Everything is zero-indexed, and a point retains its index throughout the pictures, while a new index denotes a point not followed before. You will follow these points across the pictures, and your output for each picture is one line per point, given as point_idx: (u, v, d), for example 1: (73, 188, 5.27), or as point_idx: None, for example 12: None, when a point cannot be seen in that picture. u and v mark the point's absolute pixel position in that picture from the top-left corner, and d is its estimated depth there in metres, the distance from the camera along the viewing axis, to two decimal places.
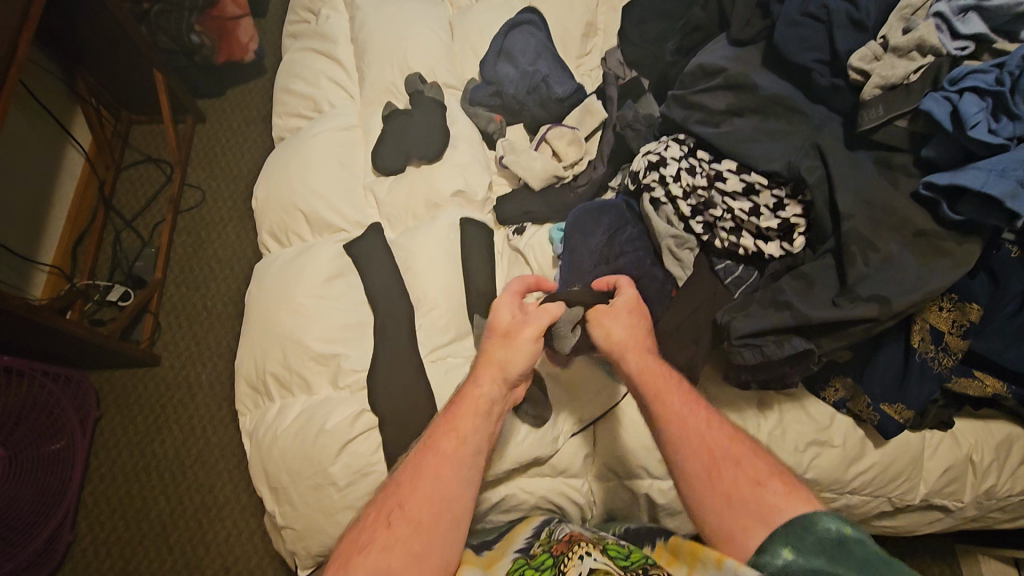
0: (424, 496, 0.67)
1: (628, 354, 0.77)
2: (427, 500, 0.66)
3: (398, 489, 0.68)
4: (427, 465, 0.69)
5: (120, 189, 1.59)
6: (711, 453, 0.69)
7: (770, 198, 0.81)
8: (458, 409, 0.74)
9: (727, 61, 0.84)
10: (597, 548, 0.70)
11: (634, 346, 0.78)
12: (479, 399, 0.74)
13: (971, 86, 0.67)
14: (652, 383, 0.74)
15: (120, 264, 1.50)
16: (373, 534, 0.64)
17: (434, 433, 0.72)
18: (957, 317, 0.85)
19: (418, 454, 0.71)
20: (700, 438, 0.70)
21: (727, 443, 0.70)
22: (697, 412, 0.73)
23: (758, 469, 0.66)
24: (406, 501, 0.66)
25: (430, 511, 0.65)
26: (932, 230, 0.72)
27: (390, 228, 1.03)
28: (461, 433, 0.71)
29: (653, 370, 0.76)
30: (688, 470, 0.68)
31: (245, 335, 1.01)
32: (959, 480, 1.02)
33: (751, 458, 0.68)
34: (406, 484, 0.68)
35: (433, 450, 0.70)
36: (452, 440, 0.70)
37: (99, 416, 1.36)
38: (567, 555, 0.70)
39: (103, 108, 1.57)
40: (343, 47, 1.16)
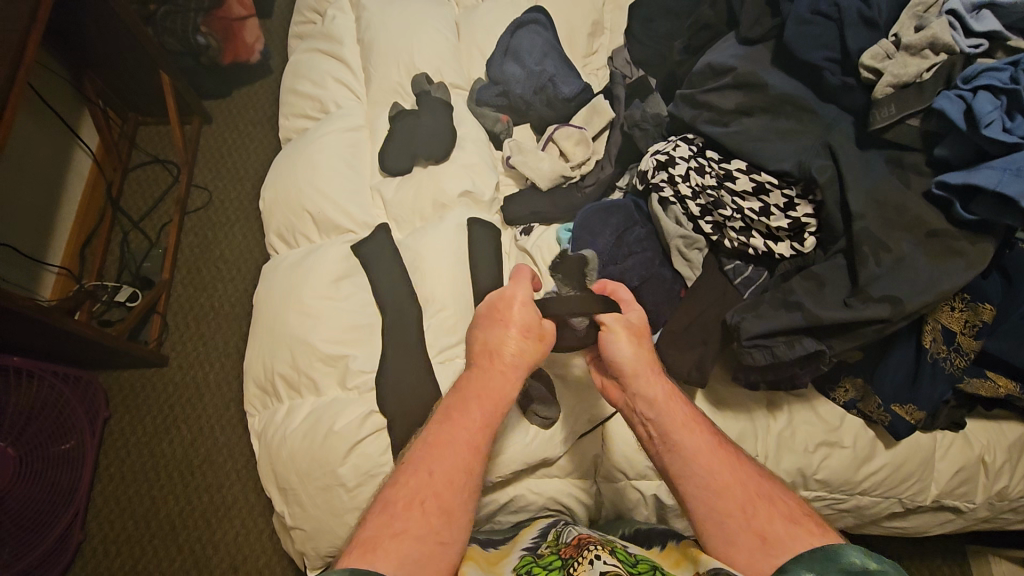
0: (453, 487, 0.68)
1: (644, 379, 0.76)
2: (456, 490, 0.68)
3: (429, 476, 0.68)
4: (455, 454, 0.69)
5: (128, 190, 1.59)
6: (742, 490, 0.69)
7: (780, 197, 0.80)
8: (484, 398, 0.73)
9: (736, 59, 0.83)
10: (607, 551, 0.70)
11: (649, 371, 0.76)
12: (505, 395, 0.74)
13: (985, 84, 0.66)
14: (673, 412, 0.74)
15: (128, 265, 1.51)
16: (407, 520, 0.64)
17: (461, 417, 0.72)
18: (969, 317, 0.85)
19: (447, 438, 0.71)
20: (726, 471, 0.71)
21: (750, 474, 0.71)
22: (714, 440, 0.74)
23: (786, 504, 0.68)
24: (439, 490, 0.67)
25: (459, 500, 0.67)
26: (945, 230, 0.71)
27: (397, 228, 1.02)
28: (488, 421, 0.73)
29: (670, 397, 0.75)
30: (718, 506, 0.68)
31: (253, 336, 1.01)
32: (970, 482, 1.01)
33: (774, 491, 0.70)
34: (438, 471, 0.68)
35: (464, 437, 0.71)
36: (481, 432, 0.71)
37: (108, 417, 1.37)
38: (576, 559, 0.70)
39: (110, 109, 1.57)
40: (349, 48, 1.15)
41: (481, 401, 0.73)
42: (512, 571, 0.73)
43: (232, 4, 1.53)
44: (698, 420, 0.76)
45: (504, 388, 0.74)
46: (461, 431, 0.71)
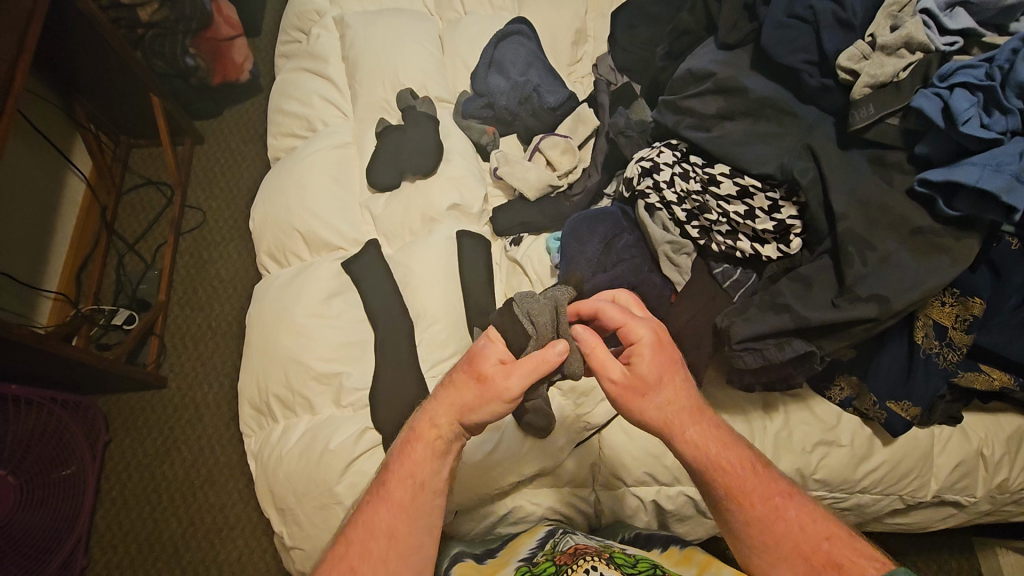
0: (378, 561, 0.63)
1: (686, 432, 0.68)
2: (379, 561, 0.63)
3: (347, 549, 0.64)
4: (379, 521, 0.65)
5: (122, 213, 1.60)
6: (801, 554, 0.64)
7: (764, 200, 0.80)
8: (410, 450, 0.68)
9: (716, 65, 0.83)
10: (604, 561, 0.70)
11: (683, 424, 0.69)
12: (433, 443, 0.68)
13: (961, 82, 0.67)
14: (728, 470, 0.68)
15: (124, 288, 1.51)
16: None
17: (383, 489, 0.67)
18: (959, 313, 0.85)
19: (374, 504, 0.66)
20: (786, 530, 0.65)
21: (818, 531, 0.65)
22: (774, 490, 0.68)
23: (857, 570, 0.61)
24: (358, 564, 0.62)
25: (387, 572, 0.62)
26: (928, 227, 0.71)
27: (387, 244, 1.03)
28: (417, 480, 0.67)
29: (723, 452, 0.69)
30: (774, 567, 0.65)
31: (247, 357, 1.01)
32: (970, 475, 1.01)
33: (846, 553, 0.63)
34: (357, 546, 0.64)
35: (386, 501, 0.66)
36: (403, 487, 0.66)
37: (108, 441, 1.37)
38: (571, 566, 0.70)
39: (102, 133, 1.58)
40: (334, 65, 1.16)
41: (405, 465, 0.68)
42: None
43: (219, 24, 1.54)
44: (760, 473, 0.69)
45: (430, 434, 0.69)
46: (378, 497, 0.66)
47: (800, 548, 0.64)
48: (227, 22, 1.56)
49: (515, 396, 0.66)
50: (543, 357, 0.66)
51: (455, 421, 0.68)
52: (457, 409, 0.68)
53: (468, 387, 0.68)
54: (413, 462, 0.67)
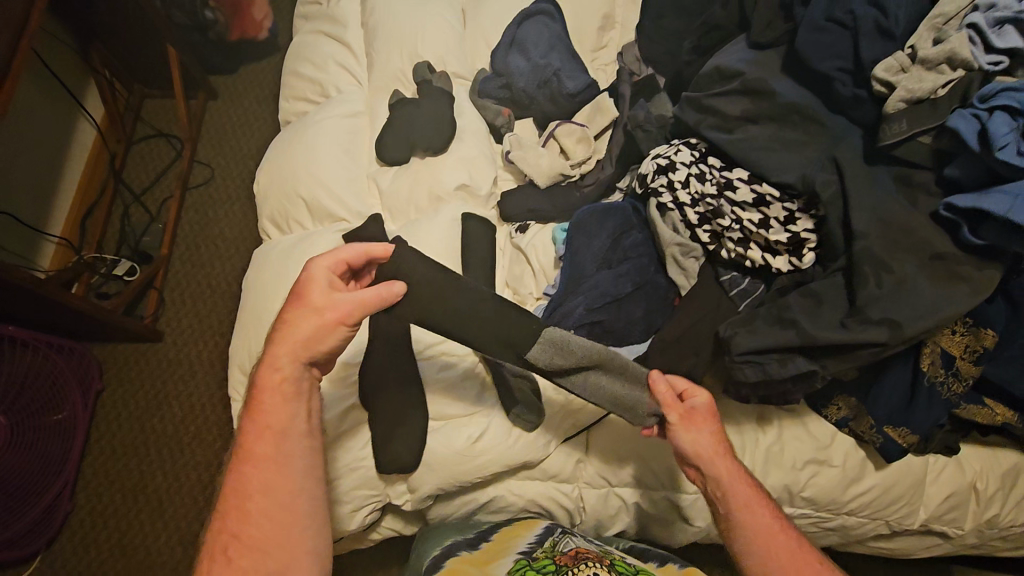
0: (259, 514, 0.63)
1: (720, 458, 0.73)
2: (263, 514, 0.63)
3: (224, 517, 0.64)
4: (253, 479, 0.65)
5: (131, 163, 1.59)
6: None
7: (780, 210, 0.77)
8: (257, 403, 0.68)
9: (746, 64, 0.79)
10: (605, 568, 0.74)
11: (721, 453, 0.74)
12: (275, 386, 0.68)
13: (1001, 104, 0.62)
14: (747, 491, 0.72)
15: (127, 239, 1.50)
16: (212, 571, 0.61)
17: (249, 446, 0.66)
18: (970, 343, 0.83)
19: (240, 465, 0.66)
20: (787, 555, 0.68)
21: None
22: (774, 520, 0.71)
23: None
24: (242, 527, 0.63)
25: (271, 523, 0.63)
26: (950, 254, 0.69)
27: (391, 219, 1.01)
28: (269, 424, 0.67)
29: (739, 477, 0.73)
30: None
31: (239, 323, 0.99)
32: (960, 508, 0.99)
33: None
34: (234, 503, 0.64)
35: (248, 460, 0.66)
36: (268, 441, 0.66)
37: (102, 389, 1.37)
38: (573, 569, 0.74)
39: (116, 80, 1.56)
40: (353, 31, 1.12)
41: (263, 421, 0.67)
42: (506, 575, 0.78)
43: None
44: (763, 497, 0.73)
45: (272, 375, 0.68)
46: (246, 460, 0.65)
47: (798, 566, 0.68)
48: None
49: (318, 297, 0.69)
50: (307, 266, 0.70)
51: (285, 355, 0.68)
52: (272, 346, 0.69)
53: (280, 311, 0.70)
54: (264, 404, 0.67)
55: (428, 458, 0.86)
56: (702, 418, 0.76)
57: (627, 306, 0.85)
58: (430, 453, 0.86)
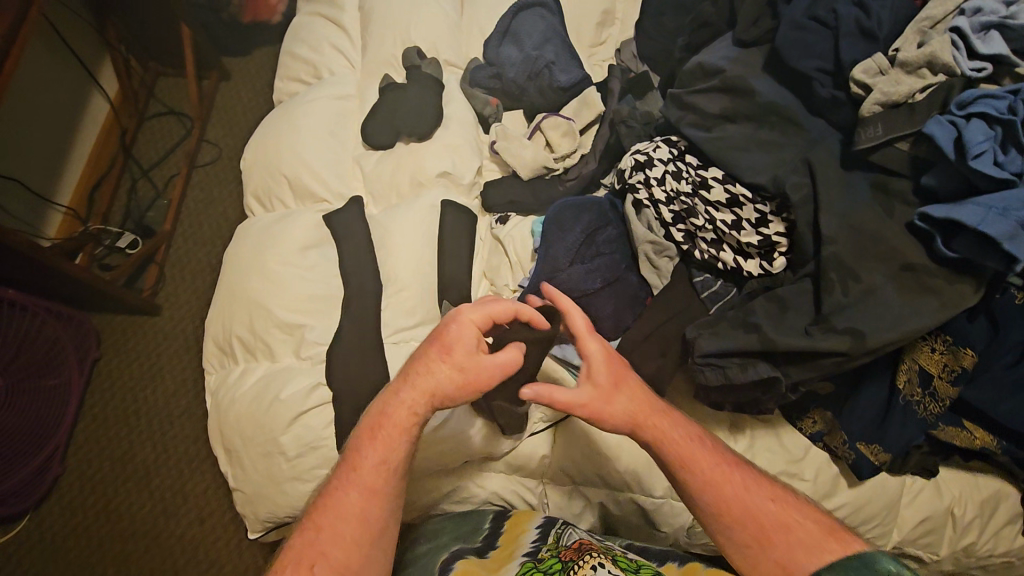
0: (348, 541, 0.65)
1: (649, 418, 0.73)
2: (348, 539, 0.65)
3: (315, 533, 0.66)
4: (348, 503, 0.67)
5: (141, 138, 1.62)
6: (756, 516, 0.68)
7: (752, 212, 0.75)
8: (377, 435, 0.70)
9: (727, 62, 0.77)
10: (610, 560, 0.68)
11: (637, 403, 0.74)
12: (398, 425, 0.70)
13: (980, 111, 0.60)
14: (672, 434, 0.73)
15: (132, 213, 1.54)
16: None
17: (353, 463, 0.69)
18: (948, 361, 0.80)
19: (341, 487, 0.68)
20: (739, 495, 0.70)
21: (789, 513, 0.69)
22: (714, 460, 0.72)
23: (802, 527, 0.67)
24: (328, 548, 0.65)
25: (351, 544, 0.65)
26: (922, 265, 0.66)
27: (373, 203, 1.01)
28: (385, 460, 0.69)
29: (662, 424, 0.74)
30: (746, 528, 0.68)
31: (217, 298, 1.00)
32: (937, 532, 0.96)
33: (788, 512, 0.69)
34: (319, 517, 0.67)
35: (355, 484, 0.68)
36: (375, 472, 0.68)
37: (98, 358, 1.40)
38: (577, 563, 0.68)
39: (130, 56, 1.58)
40: (350, 15, 1.12)
41: (376, 445, 0.69)
42: None
43: None
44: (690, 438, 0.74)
45: (402, 415, 0.70)
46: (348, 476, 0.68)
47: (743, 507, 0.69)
48: None
49: (460, 354, 0.70)
50: (459, 316, 0.71)
51: (415, 401, 0.70)
52: (405, 383, 0.71)
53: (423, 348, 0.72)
54: (382, 436, 0.69)
55: None
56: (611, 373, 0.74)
57: (596, 302, 0.84)
58: None
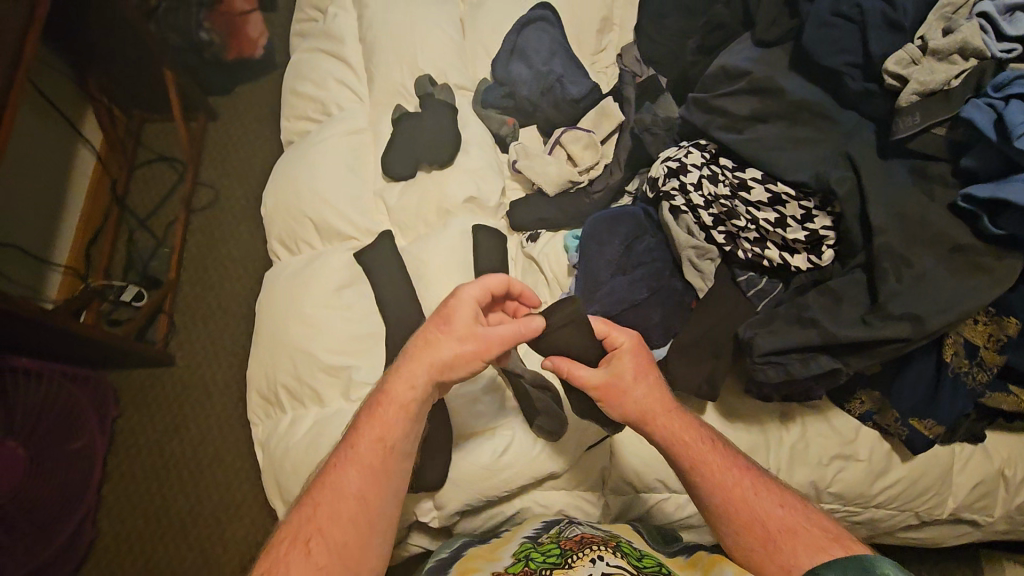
0: (342, 519, 0.66)
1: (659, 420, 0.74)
2: (350, 522, 0.66)
3: (313, 510, 0.66)
4: (347, 482, 0.67)
5: (133, 188, 1.58)
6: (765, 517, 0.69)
7: (796, 209, 0.77)
8: (376, 412, 0.71)
9: (751, 63, 0.78)
10: (611, 551, 0.69)
11: (656, 400, 0.75)
12: (399, 403, 0.71)
13: (1018, 92, 0.62)
14: (686, 434, 0.74)
15: (134, 264, 1.50)
16: (289, 554, 0.63)
17: (354, 442, 0.70)
18: (992, 330, 0.83)
19: (340, 466, 0.69)
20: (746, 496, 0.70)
21: (796, 518, 0.68)
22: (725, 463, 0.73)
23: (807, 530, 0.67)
24: (324, 525, 0.65)
25: (351, 530, 0.65)
26: (970, 245, 0.68)
27: (401, 236, 1.00)
28: (385, 441, 0.69)
29: (678, 425, 0.74)
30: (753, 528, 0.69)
31: (255, 346, 0.99)
32: (990, 495, 0.98)
33: (794, 517, 0.69)
34: (314, 499, 0.67)
35: (354, 464, 0.68)
36: (375, 454, 0.69)
37: (117, 416, 1.37)
38: (577, 554, 0.69)
39: (115, 106, 1.55)
40: (351, 47, 1.11)
41: (377, 424, 0.70)
42: (511, 558, 0.74)
43: None
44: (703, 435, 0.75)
45: (402, 393, 0.71)
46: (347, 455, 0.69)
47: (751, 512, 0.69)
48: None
49: (457, 327, 0.72)
50: (457, 293, 0.73)
51: (416, 377, 0.71)
52: (408, 361, 0.72)
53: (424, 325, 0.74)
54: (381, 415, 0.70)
55: (454, 475, 0.87)
56: (637, 364, 0.76)
57: (644, 312, 0.84)
58: (456, 471, 0.87)
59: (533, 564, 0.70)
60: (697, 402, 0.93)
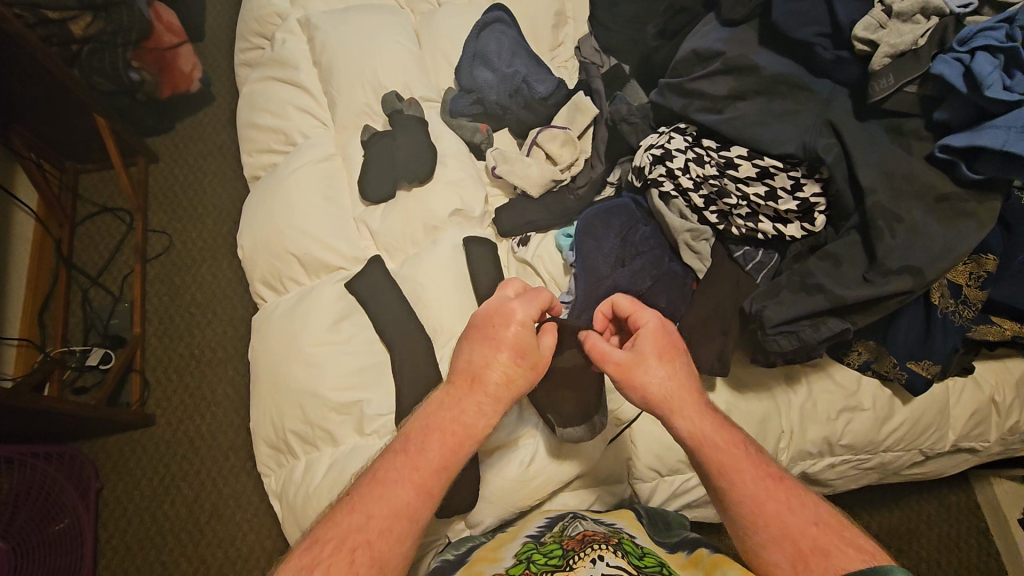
0: (392, 536, 0.61)
1: (682, 412, 0.70)
2: (397, 540, 0.61)
3: (366, 520, 0.61)
4: (400, 494, 0.63)
5: (79, 245, 1.48)
6: (792, 528, 0.63)
7: (786, 180, 0.79)
8: (443, 433, 0.67)
9: (724, 43, 0.80)
10: (610, 550, 0.70)
11: (683, 390, 0.71)
12: (467, 426, 0.67)
13: (982, 45, 0.66)
14: (712, 428, 0.70)
15: (94, 325, 1.41)
16: (332, 559, 0.58)
17: (416, 454, 0.65)
18: (973, 270, 0.87)
19: (397, 476, 0.64)
20: (775, 505, 0.65)
21: (831, 537, 0.62)
22: (759, 471, 0.68)
23: (840, 551, 0.61)
24: (374, 538, 0.60)
25: (394, 546, 0.61)
26: (953, 193, 0.71)
27: (390, 259, 0.98)
28: (447, 462, 0.66)
29: (706, 421, 0.70)
30: (776, 534, 0.64)
31: (256, 394, 0.96)
32: (985, 421, 1.04)
33: (827, 536, 0.62)
34: (364, 505, 0.62)
35: (414, 473, 0.64)
36: (438, 474, 0.65)
37: (100, 487, 1.28)
38: (578, 554, 0.70)
39: (45, 162, 1.44)
40: (306, 72, 1.08)
41: (443, 439, 0.66)
42: (512, 559, 0.74)
43: (161, 32, 1.43)
44: (736, 438, 0.70)
45: (471, 419, 0.68)
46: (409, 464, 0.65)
47: (777, 523, 0.64)
48: (169, 29, 1.45)
49: (522, 353, 0.69)
50: (513, 314, 0.70)
51: (486, 407, 0.68)
52: (469, 389, 0.68)
53: (482, 343, 0.69)
54: (440, 435, 0.67)
55: (485, 492, 0.86)
56: (665, 353, 0.73)
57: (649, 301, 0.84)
58: (487, 487, 0.86)
59: (534, 567, 0.70)
60: (709, 379, 0.95)
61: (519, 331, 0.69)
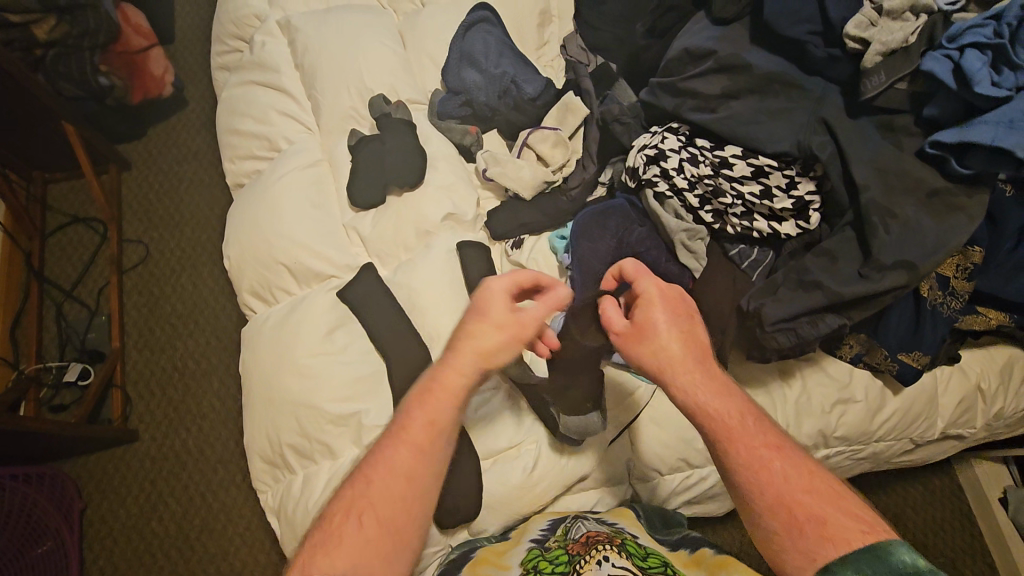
0: (384, 510, 0.58)
1: (678, 378, 0.64)
2: (390, 515, 0.58)
3: (364, 495, 0.59)
4: (394, 465, 0.60)
5: (51, 257, 1.43)
6: (786, 495, 0.58)
7: (781, 178, 0.79)
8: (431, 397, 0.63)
9: (715, 42, 0.81)
10: (616, 550, 0.70)
11: (682, 356, 0.65)
12: (452, 394, 0.64)
13: (971, 42, 0.67)
14: (710, 393, 0.63)
15: (70, 339, 1.36)
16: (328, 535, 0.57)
17: (404, 426, 0.62)
18: (960, 262, 0.88)
19: (390, 444, 0.62)
20: (770, 472, 0.59)
21: (832, 507, 0.56)
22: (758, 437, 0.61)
23: (839, 522, 0.55)
24: (366, 514, 0.58)
25: (388, 521, 0.58)
26: (944, 187, 0.72)
27: (382, 265, 0.96)
28: (437, 428, 0.62)
29: (704, 387, 0.64)
30: (770, 503, 0.58)
31: (250, 408, 0.93)
32: (971, 408, 1.07)
33: (826, 506, 0.56)
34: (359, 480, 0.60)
35: (405, 443, 0.61)
36: (427, 446, 0.61)
37: (83, 508, 1.24)
38: (584, 557, 0.70)
39: (12, 172, 1.39)
40: (288, 75, 1.05)
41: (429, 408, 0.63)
42: (519, 566, 0.73)
43: (130, 34, 1.38)
44: (742, 407, 0.64)
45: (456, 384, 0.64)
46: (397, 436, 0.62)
47: (775, 494, 0.58)
48: (138, 32, 1.40)
49: (500, 320, 0.66)
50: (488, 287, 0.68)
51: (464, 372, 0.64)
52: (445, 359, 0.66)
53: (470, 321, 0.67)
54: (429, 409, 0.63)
55: (489, 499, 0.85)
56: (668, 317, 0.67)
57: None
58: (490, 494, 0.85)
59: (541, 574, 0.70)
60: None
61: (497, 294, 0.67)
